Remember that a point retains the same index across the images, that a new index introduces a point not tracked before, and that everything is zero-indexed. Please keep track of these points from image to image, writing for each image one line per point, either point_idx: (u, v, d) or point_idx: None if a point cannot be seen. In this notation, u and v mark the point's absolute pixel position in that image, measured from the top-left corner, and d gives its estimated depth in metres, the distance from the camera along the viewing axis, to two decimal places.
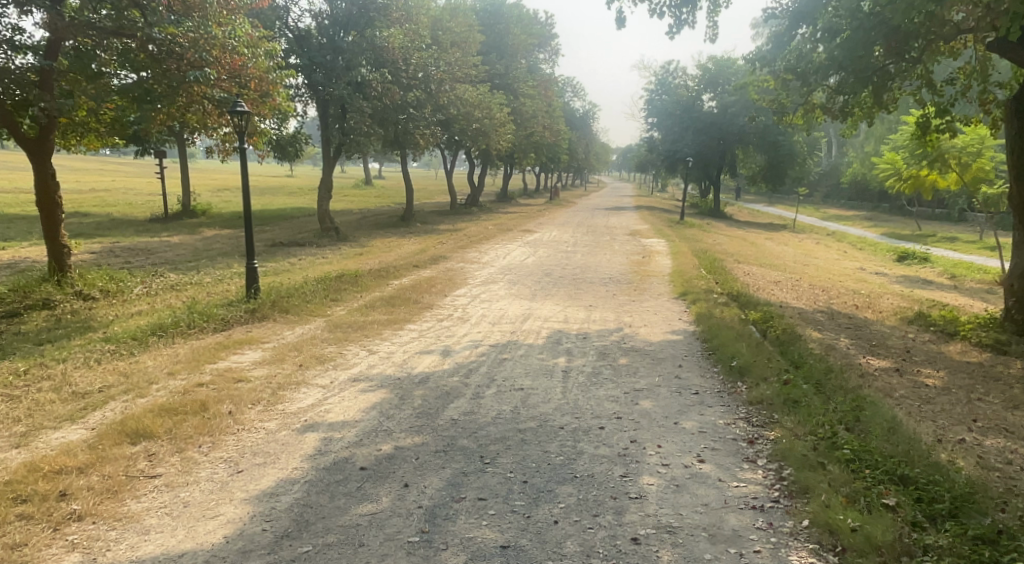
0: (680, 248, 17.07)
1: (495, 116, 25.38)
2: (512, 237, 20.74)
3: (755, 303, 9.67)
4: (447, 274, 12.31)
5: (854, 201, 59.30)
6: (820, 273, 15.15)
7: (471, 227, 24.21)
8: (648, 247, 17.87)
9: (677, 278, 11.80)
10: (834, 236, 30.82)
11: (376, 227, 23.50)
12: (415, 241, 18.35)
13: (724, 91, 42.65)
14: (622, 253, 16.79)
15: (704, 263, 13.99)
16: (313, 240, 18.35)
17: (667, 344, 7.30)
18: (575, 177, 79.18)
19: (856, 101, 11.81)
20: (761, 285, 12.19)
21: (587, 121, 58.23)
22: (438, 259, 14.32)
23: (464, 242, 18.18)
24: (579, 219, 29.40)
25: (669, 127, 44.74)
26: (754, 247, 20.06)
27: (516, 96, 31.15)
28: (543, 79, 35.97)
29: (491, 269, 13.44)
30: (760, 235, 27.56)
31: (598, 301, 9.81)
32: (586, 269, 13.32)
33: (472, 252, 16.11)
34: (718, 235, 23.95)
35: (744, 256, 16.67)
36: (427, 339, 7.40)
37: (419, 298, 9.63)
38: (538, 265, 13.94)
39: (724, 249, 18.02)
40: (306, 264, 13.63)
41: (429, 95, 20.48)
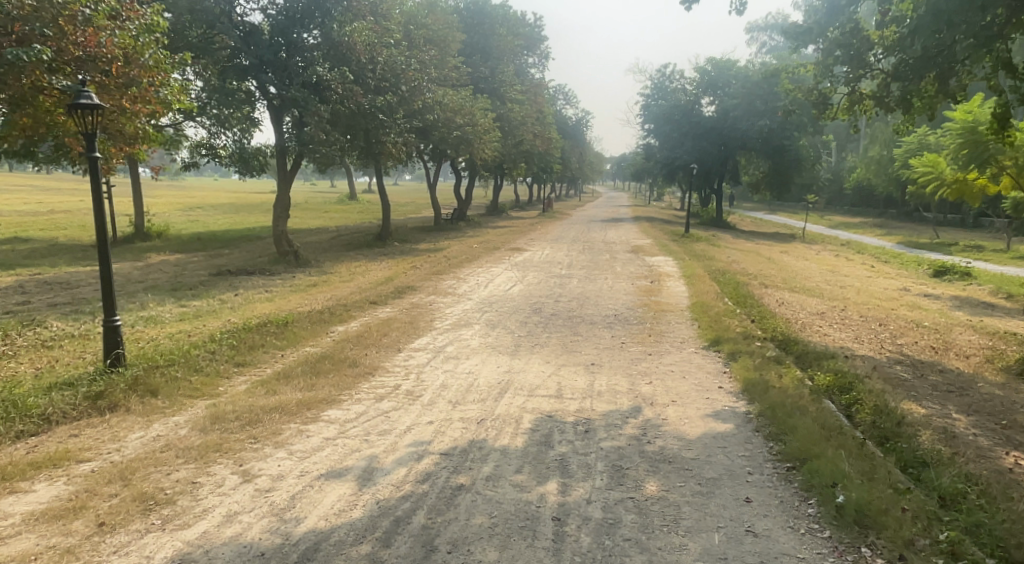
0: (695, 271, 14.59)
1: (478, 122, 23.03)
2: (498, 257, 18.33)
3: (818, 358, 7.18)
4: (410, 314, 9.80)
5: (858, 208, 57.25)
6: (863, 299, 12.75)
7: (454, 246, 21.76)
8: (655, 269, 15.36)
9: (701, 317, 9.32)
10: (850, 248, 28.51)
11: (348, 248, 21.03)
12: (386, 266, 15.91)
13: (724, 94, 40.47)
14: (626, 277, 14.26)
15: (727, 293, 11.53)
16: (266, 267, 15.86)
17: (715, 444, 4.77)
18: (569, 186, 77.00)
19: (918, 88, 9.44)
20: (807, 322, 9.76)
21: (579, 130, 55.95)
22: (403, 292, 11.81)
23: (441, 267, 15.74)
24: (574, 234, 27.02)
25: (667, 133, 42.46)
26: (775, 266, 17.64)
27: (503, 101, 28.90)
28: (531, 84, 33.75)
29: (467, 304, 10.93)
30: (773, 248, 25.17)
31: (603, 357, 7.29)
32: (586, 304, 10.78)
33: (446, 280, 13.62)
34: (730, 250, 21.56)
35: (770, 279, 14.21)
36: (348, 441, 4.86)
37: (360, 359, 7.05)
38: (525, 298, 11.40)
39: (744, 269, 15.58)
40: (239, 303, 11.06)
41: (403, 99, 18.17)
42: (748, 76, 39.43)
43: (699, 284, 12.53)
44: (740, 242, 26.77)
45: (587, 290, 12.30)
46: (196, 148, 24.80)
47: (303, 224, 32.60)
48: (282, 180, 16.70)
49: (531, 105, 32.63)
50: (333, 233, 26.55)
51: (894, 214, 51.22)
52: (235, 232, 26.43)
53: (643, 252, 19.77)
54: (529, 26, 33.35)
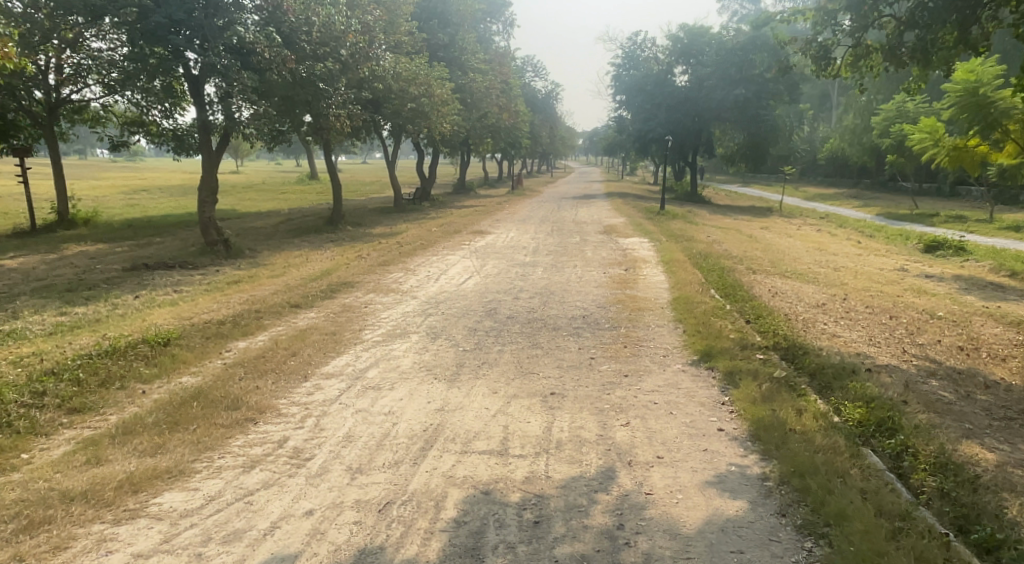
0: (676, 255, 13.06)
1: (435, 93, 21.10)
2: (458, 242, 16.65)
3: (841, 379, 5.64)
4: (336, 321, 8.07)
5: (832, 179, 56.56)
6: (862, 284, 11.41)
7: (411, 230, 19.94)
8: (630, 254, 13.78)
9: (687, 318, 7.76)
10: (831, 221, 27.42)
11: (295, 235, 19.10)
12: (329, 256, 14.13)
13: (698, 63, 38.86)
14: (599, 264, 12.67)
15: (712, 283, 10.04)
16: (190, 260, 13.91)
17: (726, 548, 3.17)
18: (540, 162, 75.15)
19: (937, 36, 7.99)
20: (810, 319, 8.28)
21: (549, 103, 53.93)
22: (337, 290, 10.06)
23: (392, 256, 13.99)
24: (543, 212, 25.40)
25: (640, 105, 40.77)
26: (760, 246, 16.24)
27: (464, 70, 26.92)
28: (495, 53, 31.73)
29: (410, 304, 9.23)
30: (753, 224, 23.86)
31: (567, 384, 5.68)
32: (549, 301, 9.15)
33: (393, 272, 11.89)
34: (709, 228, 20.17)
35: (758, 263, 12.74)
36: (170, 560, 3.14)
37: (244, 396, 5.31)
38: (479, 294, 9.75)
39: (728, 252, 14.13)
40: (135, 308, 9.18)
41: (345, 64, 16.16)
42: (722, 42, 37.85)
43: (681, 272, 11.00)
44: (717, 218, 25.38)
45: (553, 283, 10.68)
46: (124, 126, 22.38)
47: (255, 208, 30.33)
48: (207, 161, 14.63)
49: (496, 76, 30.62)
50: (283, 217, 24.47)
51: (869, 184, 50.57)
52: (174, 218, 24.17)
53: (616, 233, 18.23)
54: None
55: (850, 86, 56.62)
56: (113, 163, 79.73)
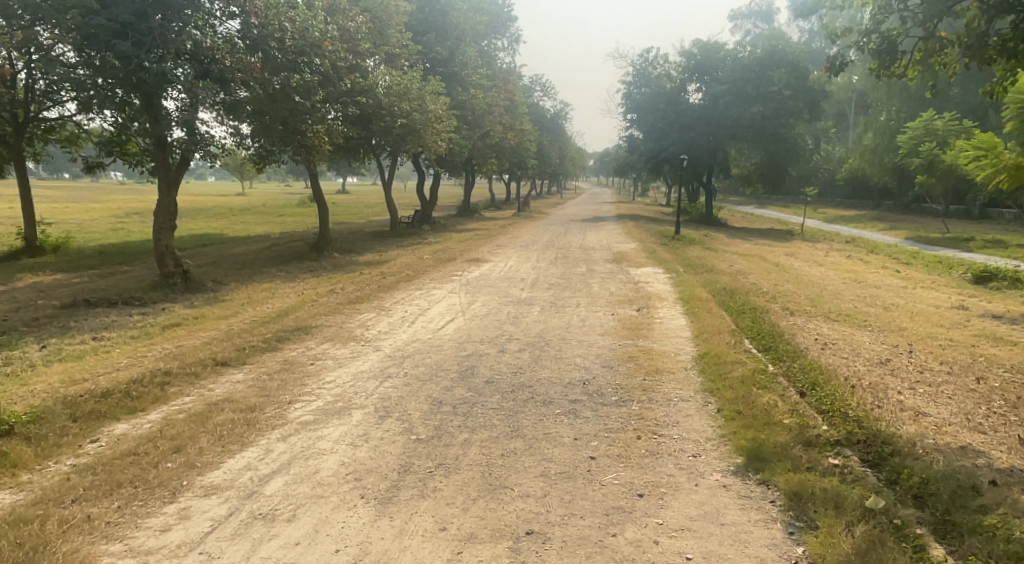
0: (697, 291, 11.20)
1: (429, 109, 19.59)
2: (449, 272, 14.94)
3: (971, 509, 3.70)
4: (264, 387, 6.25)
5: (851, 200, 54.66)
6: (922, 329, 9.45)
7: (403, 257, 18.34)
8: (643, 289, 11.98)
9: (720, 388, 5.88)
10: (859, 246, 25.51)
11: (275, 263, 17.54)
12: (300, 291, 12.43)
13: (712, 80, 37.34)
14: (608, 301, 10.85)
15: (745, 332, 8.14)
16: (139, 295, 12.23)
17: None
18: (550, 183, 73.94)
19: None
20: (881, 388, 6.33)
21: (559, 123, 52.60)
22: (286, 338, 8.29)
23: (370, 290, 12.29)
24: (548, 237, 23.73)
25: (651, 123, 39.22)
26: (788, 278, 14.42)
27: (464, 85, 25.52)
28: (499, 70, 30.39)
29: (369, 359, 7.42)
30: (776, 250, 21.98)
31: (553, 513, 3.79)
32: (542, 357, 7.33)
33: (363, 312, 10.15)
34: (729, 256, 18.35)
35: (794, 302, 10.83)
36: None
37: (58, 541, 3.49)
38: (455, 345, 7.94)
39: (756, 286, 12.26)
40: (29, 363, 7.43)
41: (325, 77, 14.82)
42: (737, 59, 36.34)
43: (704, 315, 9.14)
44: (736, 243, 23.58)
45: (548, 328, 8.85)
46: (101, 147, 21.01)
47: (247, 232, 28.96)
48: (164, 185, 13.09)
49: (500, 93, 29.23)
50: (271, 243, 23.00)
51: (890, 206, 48.60)
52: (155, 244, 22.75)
53: (627, 261, 16.45)
54: (496, 5, 30.00)
55: (868, 105, 54.96)
56: (119, 186, 79.30)
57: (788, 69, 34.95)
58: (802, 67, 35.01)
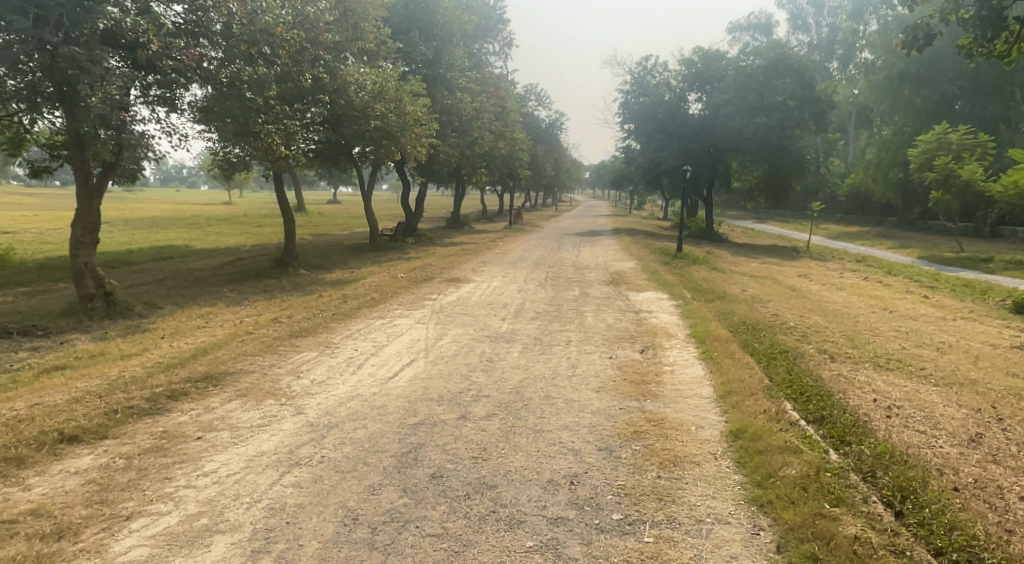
0: (712, 326, 9.30)
1: (407, 110, 17.83)
2: (423, 296, 13.07)
3: None
4: (102, 488, 4.25)
5: (853, 216, 53.24)
6: (996, 381, 7.55)
7: (376, 275, 16.49)
8: (646, 321, 10.10)
9: (775, 502, 3.95)
10: (874, 267, 23.79)
11: (231, 282, 15.64)
12: (240, 320, 10.49)
13: (713, 89, 35.77)
14: (605, 337, 8.94)
15: (783, 394, 6.21)
16: (47, 322, 10.24)
17: None
18: (545, 195, 72.34)
19: None
20: (997, 492, 4.42)
21: (553, 134, 50.95)
22: (184, 393, 6.29)
23: (322, 318, 10.37)
24: (539, 253, 21.93)
25: (650, 134, 37.65)
26: (809, 306, 12.64)
27: (450, 89, 23.84)
28: (490, 75, 28.72)
29: (281, 428, 5.44)
30: (787, 270, 20.24)
31: None
32: (515, 428, 5.38)
33: (302, 352, 8.18)
34: (738, 277, 16.57)
35: (830, 341, 8.96)
36: None
37: None
38: (402, 407, 6.00)
39: (779, 319, 10.39)
40: None
41: (281, 72, 13.14)
42: (740, 67, 34.77)
43: (725, 364, 7.23)
44: (741, 261, 21.82)
45: (528, 378, 6.93)
46: (46, 149, 18.96)
47: (216, 244, 26.99)
48: (83, 194, 11.16)
49: (490, 99, 27.51)
50: (237, 257, 21.08)
51: (894, 222, 47.12)
52: (108, 257, 20.79)
53: (625, 283, 14.62)
54: (488, 6, 28.37)
55: (870, 119, 53.68)
56: (102, 195, 77.26)
57: (793, 79, 33.40)
58: (808, 76, 33.56)
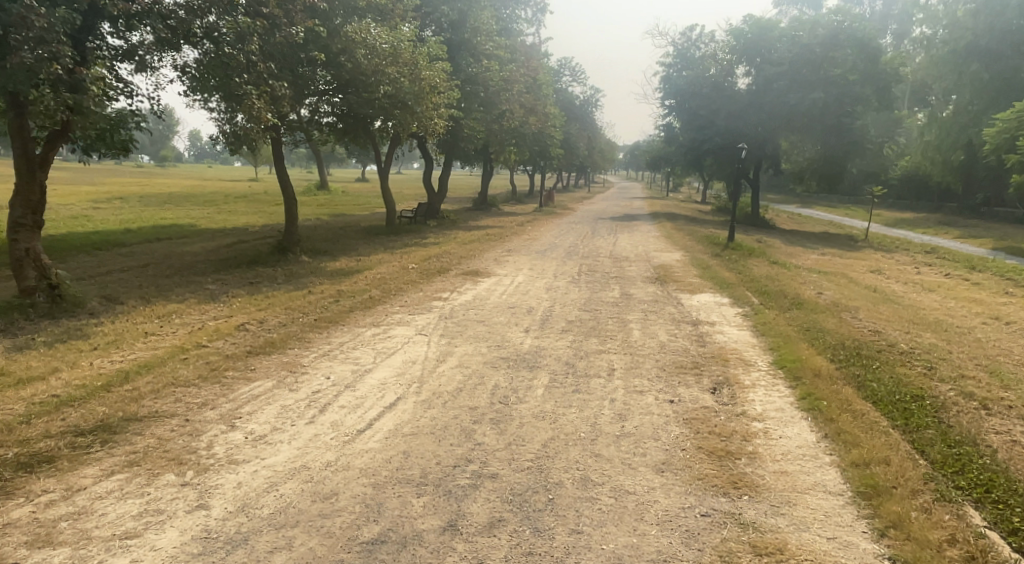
0: (804, 352, 6.91)
1: (422, 76, 15.65)
2: (433, 294, 10.98)
3: None
4: None
5: (908, 201, 49.58)
6: None
7: (385, 264, 14.52)
8: (711, 340, 7.82)
9: None
10: (952, 260, 20.97)
11: (220, 270, 13.79)
12: (201, 326, 8.52)
13: (765, 61, 32.67)
14: (659, 367, 6.69)
15: (958, 489, 3.93)
16: None
17: None
18: (577, 176, 69.55)
19: None
20: None
21: (588, 111, 48.12)
22: (47, 461, 4.30)
23: (299, 325, 8.31)
24: (571, 240, 19.68)
25: (693, 111, 34.79)
26: (907, 316, 10.20)
27: (475, 56, 21.51)
28: (520, 42, 26.25)
29: (154, 547, 3.37)
30: (856, 265, 17.66)
31: None
32: (532, 561, 3.22)
33: (252, 383, 6.09)
34: (806, 274, 14.09)
35: (968, 376, 6.53)
36: None
37: None
38: (361, 499, 3.87)
39: (883, 338, 7.95)
40: None
41: (265, 24, 11.40)
42: (796, 37, 31.56)
43: (846, 423, 4.90)
44: (800, 253, 19.27)
45: (557, 443, 4.74)
46: None
47: (225, 223, 25.34)
48: (24, 167, 9.34)
49: (520, 70, 25.06)
50: (240, 239, 19.28)
51: (955, 209, 43.54)
52: (102, 237, 19.19)
53: (674, 280, 12.31)
54: None
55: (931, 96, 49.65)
56: (128, 171, 76.61)
57: (855, 49, 30.14)
58: (874, 46, 30.22)
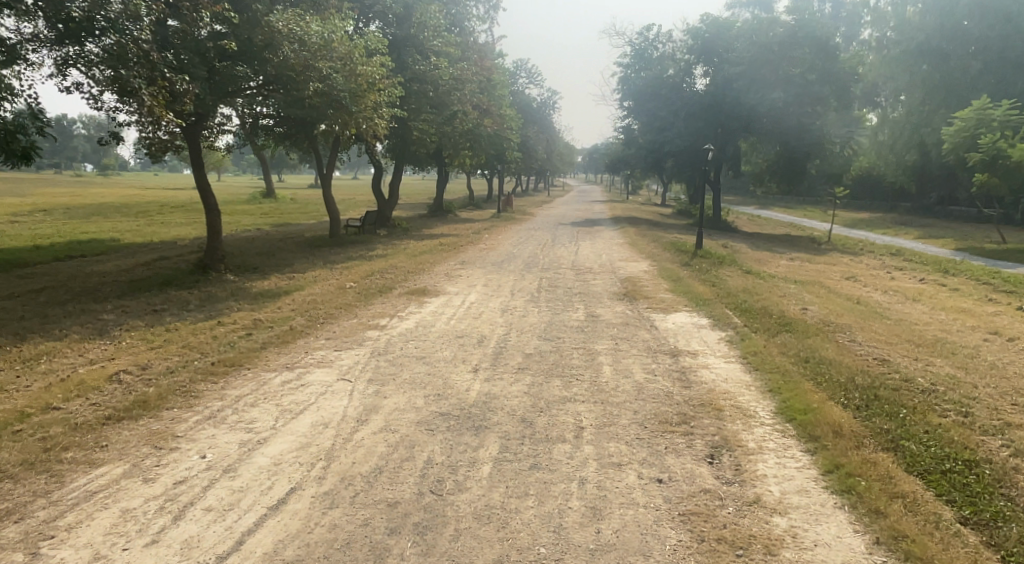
0: (815, 399, 5.62)
1: (358, 71, 14.12)
2: (368, 320, 9.41)
3: None
4: None
5: (864, 201, 50.01)
6: None
7: (321, 282, 12.90)
8: (696, 379, 6.48)
9: None
10: (922, 263, 20.40)
11: (126, 294, 11.94)
12: (64, 375, 6.75)
13: (723, 61, 31.99)
14: (638, 423, 5.28)
15: None
16: None
17: None
18: (537, 180, 68.44)
19: None
20: None
21: (545, 113, 46.93)
22: None
23: (191, 372, 6.64)
24: (530, 249, 18.33)
25: (652, 112, 33.94)
26: (902, 335, 9.13)
27: (422, 54, 20.12)
28: (472, 40, 24.82)
29: None
30: (832, 272, 16.77)
31: None
32: None
33: (93, 472, 4.41)
34: (785, 286, 12.99)
35: (1011, 422, 5.38)
36: None
37: None
38: None
39: (897, 371, 6.75)
40: None
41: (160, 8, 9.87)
42: (755, 36, 30.90)
43: (907, 523, 3.59)
44: (770, 259, 18.35)
45: None
46: None
47: (152, 235, 23.15)
48: None
49: (473, 68, 23.65)
50: (162, 255, 17.31)
51: (910, 208, 43.91)
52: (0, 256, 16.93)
53: (645, 297, 11.00)
54: None
55: None
56: (63, 179, 72.19)
57: (814, 49, 29.67)
58: (832, 45, 29.80)
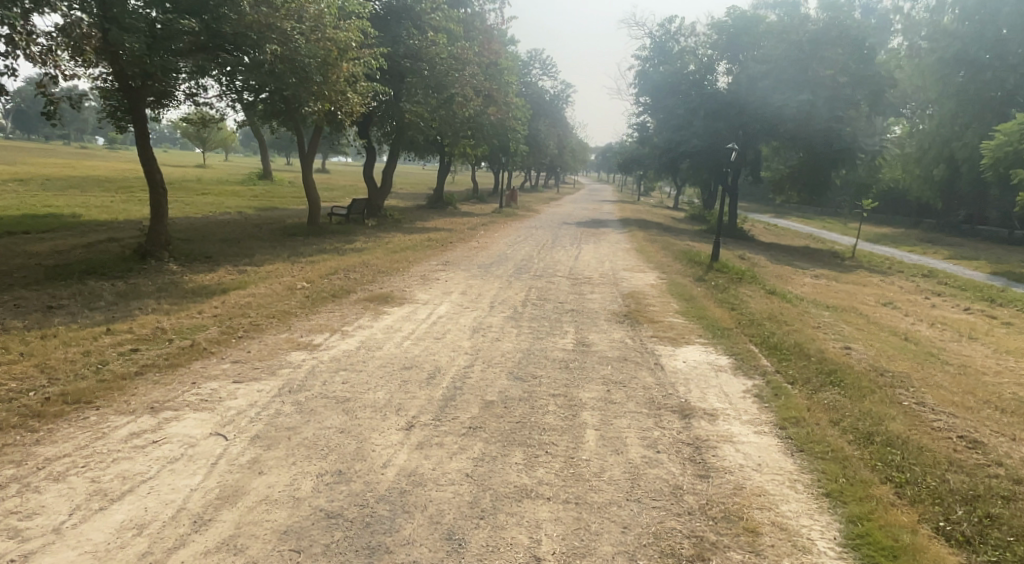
0: (905, 532, 3.67)
1: (328, 36, 12.44)
2: (303, 336, 7.48)
3: None
4: None
5: (887, 216, 47.72)
6: None
7: (272, 280, 10.98)
8: (718, 463, 4.53)
9: None
10: (961, 289, 18.32)
11: (36, 281, 10.08)
12: None
13: (749, 58, 29.93)
14: (626, 559, 3.35)
15: None
16: None
17: None
18: (548, 176, 66.27)
19: None
20: None
21: (559, 107, 44.89)
22: None
23: (8, 412, 4.73)
24: (526, 251, 16.39)
25: (670, 109, 31.92)
26: (976, 392, 7.13)
27: (419, 29, 18.44)
28: (479, 21, 22.96)
29: None
30: (867, 296, 14.74)
31: None
32: None
33: None
34: (818, 312, 11.00)
35: None
36: None
37: None
38: None
39: (999, 465, 4.77)
40: None
41: None
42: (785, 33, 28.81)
43: None
44: (794, 277, 16.33)
45: None
46: None
47: (120, 213, 21.28)
48: None
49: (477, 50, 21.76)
50: (112, 236, 15.43)
51: (936, 225, 41.58)
52: None
53: (654, 320, 9.04)
54: None
55: None
56: (67, 150, 70.54)
57: (847, 49, 27.56)
58: (868, 46, 27.68)
